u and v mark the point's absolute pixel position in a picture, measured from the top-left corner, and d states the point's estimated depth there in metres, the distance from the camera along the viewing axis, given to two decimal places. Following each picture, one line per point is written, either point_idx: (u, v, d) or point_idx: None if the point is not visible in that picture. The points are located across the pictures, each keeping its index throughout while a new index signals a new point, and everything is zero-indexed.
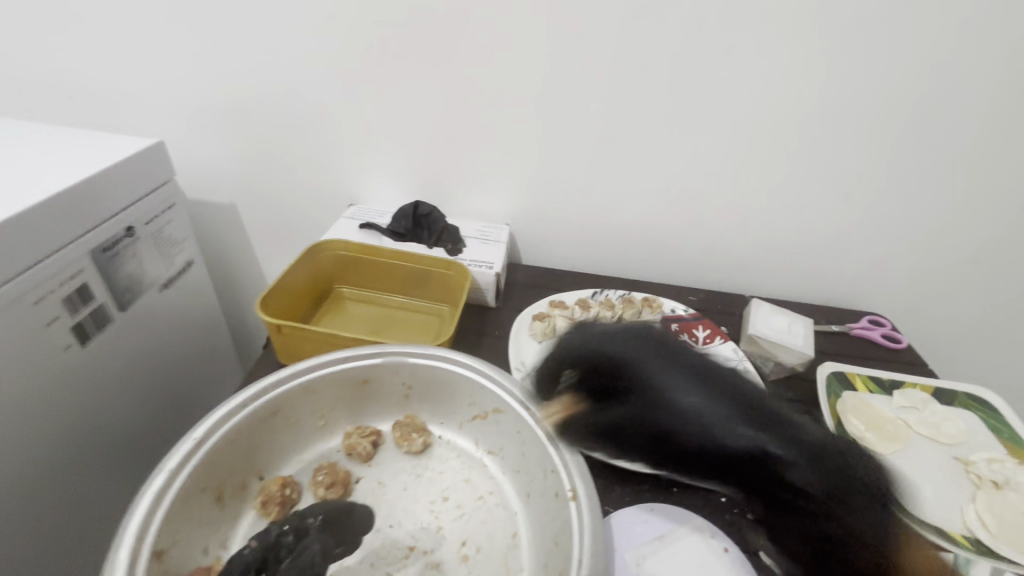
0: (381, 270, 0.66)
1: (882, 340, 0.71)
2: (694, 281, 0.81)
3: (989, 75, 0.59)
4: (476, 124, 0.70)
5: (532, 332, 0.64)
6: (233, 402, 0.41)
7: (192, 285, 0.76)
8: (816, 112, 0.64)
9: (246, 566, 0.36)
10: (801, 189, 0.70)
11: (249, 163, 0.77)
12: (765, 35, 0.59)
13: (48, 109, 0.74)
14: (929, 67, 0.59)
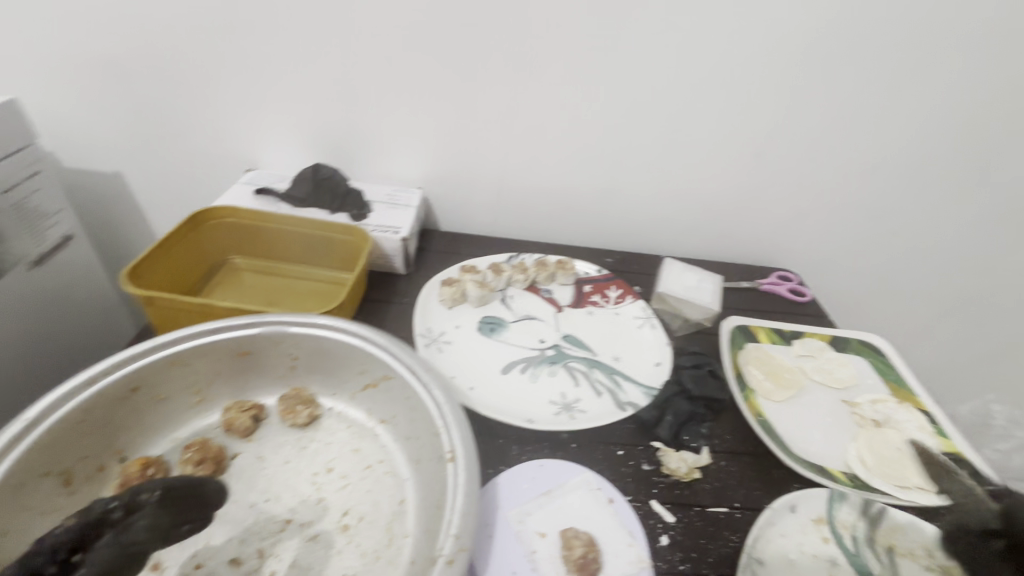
0: (278, 238, 0.62)
1: (788, 294, 0.74)
2: (612, 243, 0.81)
3: (886, 32, 0.60)
4: (378, 83, 0.66)
5: (441, 298, 0.62)
6: (79, 379, 0.37)
7: (73, 262, 0.70)
8: (722, 68, 0.63)
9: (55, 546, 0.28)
10: (712, 147, 0.70)
11: (131, 126, 0.70)
12: None
13: None
14: (830, 23, 0.59)
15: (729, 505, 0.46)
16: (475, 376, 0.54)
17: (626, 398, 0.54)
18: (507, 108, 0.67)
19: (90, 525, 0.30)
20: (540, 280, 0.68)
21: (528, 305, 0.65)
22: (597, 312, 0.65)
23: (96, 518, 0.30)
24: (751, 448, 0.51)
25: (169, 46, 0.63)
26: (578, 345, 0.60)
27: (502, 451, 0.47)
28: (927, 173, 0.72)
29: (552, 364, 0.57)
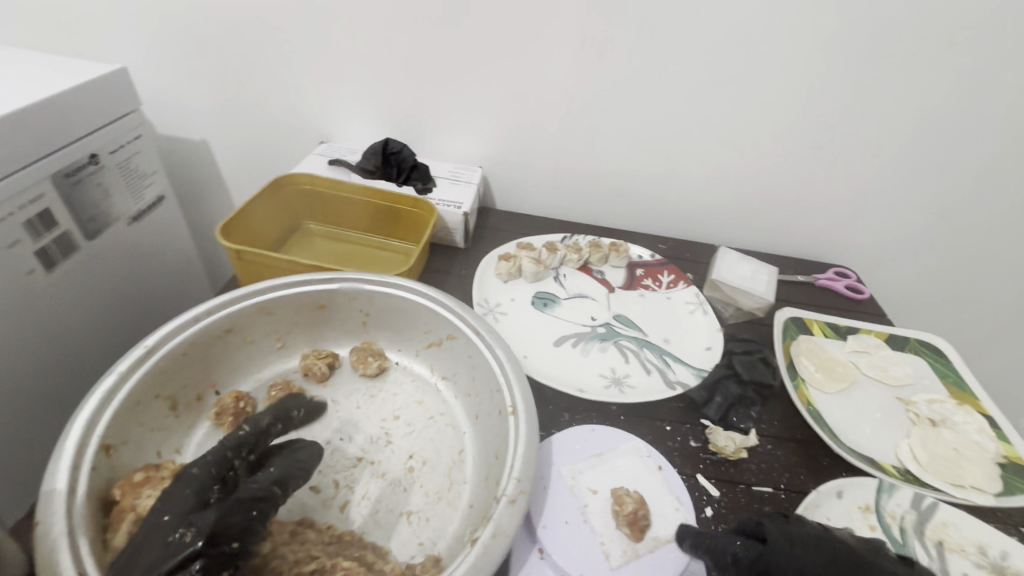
0: (350, 206, 0.66)
1: (845, 291, 0.73)
2: (664, 230, 0.81)
3: (971, 23, 0.58)
4: (447, 62, 0.68)
5: (498, 272, 0.64)
6: (187, 316, 0.42)
7: (163, 220, 0.76)
8: (792, 56, 0.62)
9: (238, 444, 0.35)
10: (776, 137, 0.69)
11: (218, 98, 0.75)
12: None
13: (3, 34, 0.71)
14: (910, 13, 0.58)
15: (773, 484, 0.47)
16: (529, 345, 0.57)
17: (675, 377, 0.55)
18: (570, 90, 0.68)
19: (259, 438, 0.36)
20: (593, 261, 0.69)
21: (580, 284, 0.66)
22: (648, 295, 0.67)
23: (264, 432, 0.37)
24: (800, 435, 0.52)
25: (257, 22, 0.67)
26: (628, 325, 0.61)
27: (554, 416, 0.49)
28: (1007, 175, 0.69)
29: (602, 340, 0.59)
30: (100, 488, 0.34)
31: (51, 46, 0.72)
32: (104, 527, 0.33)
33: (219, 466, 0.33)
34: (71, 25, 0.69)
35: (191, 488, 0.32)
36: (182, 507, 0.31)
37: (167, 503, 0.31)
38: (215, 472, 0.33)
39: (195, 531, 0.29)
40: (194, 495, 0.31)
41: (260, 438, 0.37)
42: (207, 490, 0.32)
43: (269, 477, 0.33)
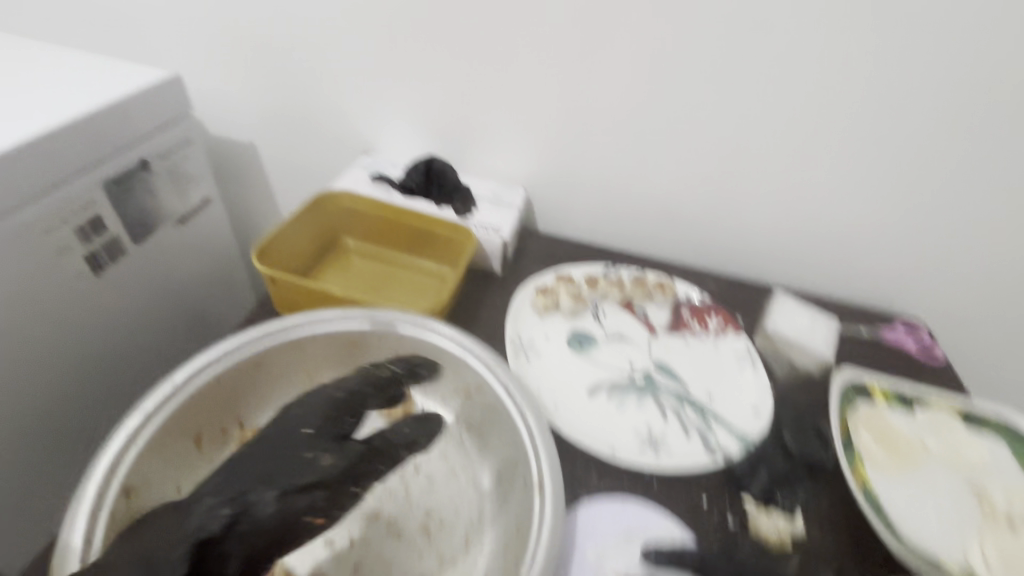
0: (388, 226, 0.65)
1: (916, 351, 0.66)
2: (716, 267, 0.76)
3: None
4: (498, 78, 0.65)
5: (534, 305, 0.61)
6: (216, 352, 0.42)
7: (210, 223, 0.77)
8: (878, 88, 0.56)
9: (371, 381, 0.43)
10: (852, 176, 0.63)
11: (266, 102, 0.75)
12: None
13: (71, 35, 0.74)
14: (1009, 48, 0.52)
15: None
16: (561, 392, 0.54)
17: (716, 441, 0.51)
18: (624, 113, 0.64)
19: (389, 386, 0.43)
20: (636, 299, 0.65)
21: (621, 324, 0.63)
22: (694, 342, 0.62)
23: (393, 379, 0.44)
24: (852, 520, 0.47)
25: (311, 28, 0.67)
26: (670, 376, 0.57)
27: (581, 478, 0.47)
28: None
29: (640, 392, 0.55)
30: None
31: (117, 45, 0.74)
32: None
33: (346, 409, 0.40)
34: (137, 25, 0.71)
35: (322, 422, 0.39)
36: (316, 423, 0.38)
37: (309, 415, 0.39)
38: (341, 413, 0.40)
39: (331, 462, 0.36)
40: (326, 428, 0.38)
41: (395, 383, 0.44)
42: (341, 417, 0.40)
43: (400, 437, 0.41)
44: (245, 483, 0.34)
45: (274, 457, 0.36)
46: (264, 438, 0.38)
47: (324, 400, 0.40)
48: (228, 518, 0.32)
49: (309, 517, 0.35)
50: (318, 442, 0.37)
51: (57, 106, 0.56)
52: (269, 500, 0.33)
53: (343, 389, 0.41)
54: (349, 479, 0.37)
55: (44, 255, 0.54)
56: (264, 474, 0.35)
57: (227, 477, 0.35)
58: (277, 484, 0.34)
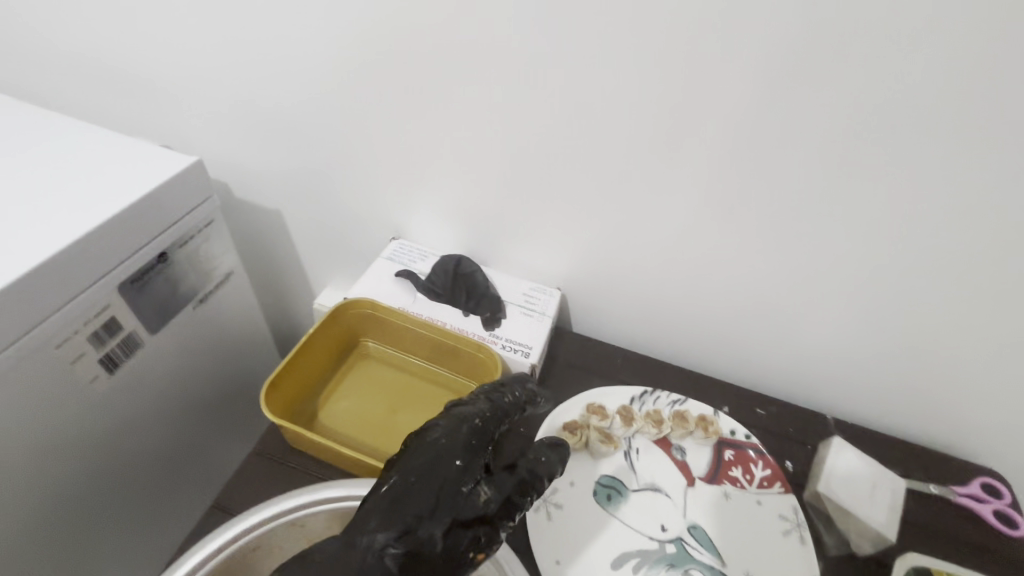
0: (410, 335, 0.60)
1: (994, 521, 0.57)
2: (767, 385, 0.69)
3: None
4: (538, 180, 0.60)
5: (560, 443, 0.56)
6: (210, 547, 0.38)
7: (232, 297, 0.74)
8: (978, 240, 0.48)
9: (497, 411, 0.44)
10: (935, 323, 0.55)
11: (294, 175, 0.72)
12: (911, 143, 0.45)
13: (105, 99, 0.73)
14: None
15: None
16: (583, 561, 0.50)
17: None
18: (675, 230, 0.58)
19: (508, 411, 0.45)
20: (673, 434, 0.59)
21: (654, 468, 0.57)
22: (735, 497, 0.56)
23: (512, 406, 0.46)
24: None
25: (343, 112, 0.63)
26: (705, 545, 0.52)
27: None
28: None
29: (671, 567, 0.50)
30: None
31: (151, 112, 0.72)
32: None
33: (482, 439, 0.42)
34: (169, 95, 0.69)
35: (467, 453, 0.41)
36: (461, 450, 0.41)
37: (453, 447, 0.41)
38: (483, 444, 0.42)
39: (487, 496, 0.39)
40: (473, 461, 0.40)
41: (514, 408, 0.46)
42: (475, 449, 0.42)
43: (542, 467, 0.42)
44: (410, 514, 0.37)
45: (429, 489, 0.39)
46: (415, 466, 0.40)
47: (464, 433, 0.42)
48: (404, 551, 0.36)
49: (472, 555, 0.38)
50: (471, 476, 0.40)
51: (78, 210, 0.53)
52: (439, 538, 0.37)
53: (478, 417, 0.43)
54: (501, 513, 0.40)
55: (55, 369, 0.52)
56: (426, 508, 0.38)
57: (391, 502, 0.38)
58: (441, 518, 0.38)
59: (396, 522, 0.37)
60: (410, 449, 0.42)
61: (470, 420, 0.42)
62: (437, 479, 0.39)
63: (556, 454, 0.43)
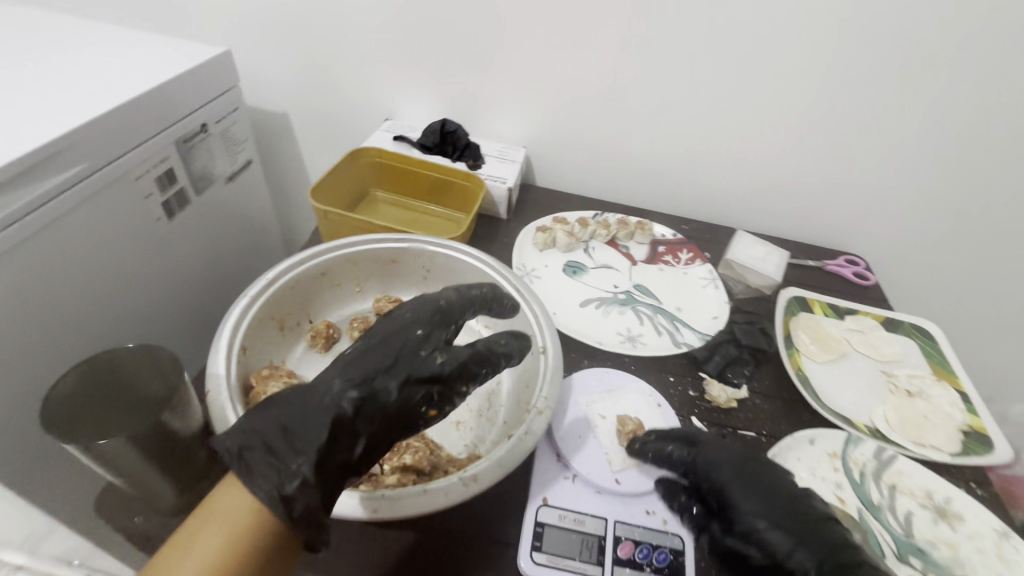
0: (412, 178, 0.77)
1: (851, 277, 0.79)
2: (684, 211, 0.90)
3: (974, 33, 0.64)
4: (504, 52, 0.77)
5: (535, 242, 0.74)
6: (294, 259, 0.54)
7: (249, 182, 0.89)
8: (813, 56, 0.69)
9: (463, 296, 0.46)
10: (799, 131, 0.77)
11: (298, 77, 0.86)
12: None
13: (118, 18, 0.83)
14: (913, 24, 0.64)
15: (792, 514, 0.42)
16: (558, 304, 0.67)
17: (682, 339, 0.64)
18: (607, 82, 0.77)
19: (477, 300, 0.47)
20: (620, 237, 0.78)
21: (607, 257, 0.76)
22: (666, 270, 0.75)
23: (481, 297, 0.47)
24: (786, 394, 0.60)
25: (340, 9, 0.77)
26: (646, 294, 0.71)
27: (575, 361, 0.60)
28: (1019, 174, 0.75)
29: (622, 305, 0.68)
30: (242, 377, 0.46)
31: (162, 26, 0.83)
32: (245, 402, 0.45)
33: (446, 313, 0.43)
34: (181, 11, 0.80)
35: (430, 325, 0.42)
36: (425, 320, 0.42)
37: (418, 319, 0.42)
38: (446, 320, 0.43)
39: (443, 360, 0.41)
40: (434, 333, 0.42)
41: (481, 299, 0.47)
42: (441, 321, 0.43)
43: (501, 347, 0.44)
44: (371, 368, 0.39)
45: (389, 348, 0.40)
46: (379, 335, 0.41)
47: (429, 308, 0.43)
48: (356, 401, 0.38)
49: (424, 409, 0.40)
50: (429, 343, 0.41)
51: (140, 77, 0.66)
52: (393, 390, 0.39)
53: (445, 299, 0.44)
54: (456, 379, 0.41)
55: (135, 199, 0.65)
56: (383, 363, 0.40)
57: (351, 361, 0.40)
58: (398, 372, 0.39)
59: (352, 382, 0.38)
60: (377, 322, 0.42)
61: (436, 298, 0.44)
62: (399, 346, 0.40)
63: (515, 340, 0.45)
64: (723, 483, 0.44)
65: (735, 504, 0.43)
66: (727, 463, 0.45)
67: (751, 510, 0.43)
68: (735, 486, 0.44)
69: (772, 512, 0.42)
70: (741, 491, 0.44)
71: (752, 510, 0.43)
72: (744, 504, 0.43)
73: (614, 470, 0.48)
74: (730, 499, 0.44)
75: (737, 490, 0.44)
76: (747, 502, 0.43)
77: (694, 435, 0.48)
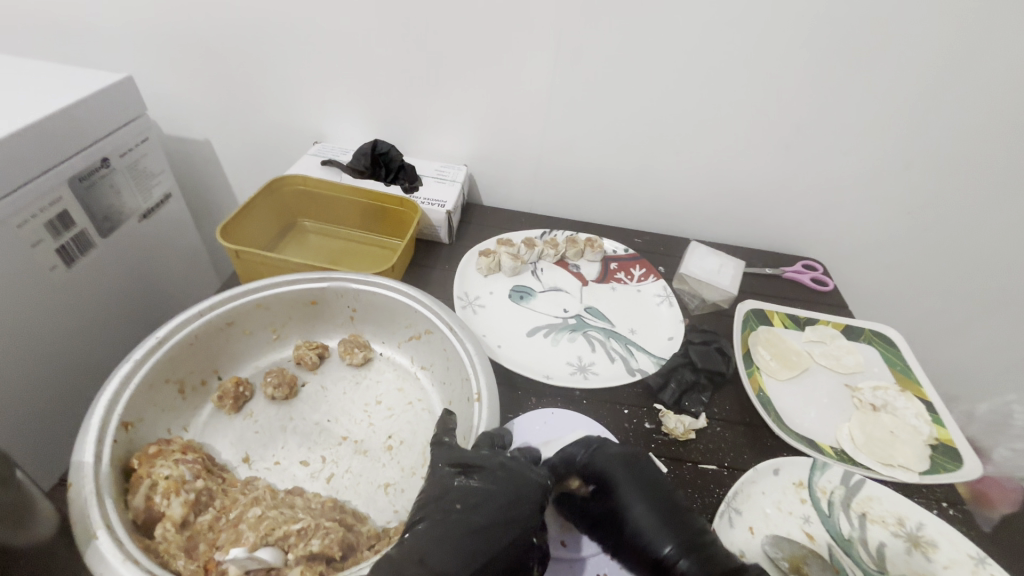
0: (342, 205, 0.71)
1: (810, 283, 0.77)
2: (638, 223, 0.87)
3: (911, 30, 0.62)
4: (438, 66, 0.72)
5: (478, 267, 0.69)
6: (192, 312, 0.48)
7: (169, 217, 0.81)
8: (753, 59, 0.66)
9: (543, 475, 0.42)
10: (750, 136, 0.74)
11: (217, 101, 0.80)
12: None
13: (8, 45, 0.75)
14: (851, 23, 0.62)
15: (673, 512, 0.42)
16: (503, 336, 0.62)
17: (636, 365, 0.60)
18: (546, 94, 0.73)
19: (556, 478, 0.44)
20: (569, 256, 0.74)
21: (556, 278, 0.72)
22: (619, 288, 0.71)
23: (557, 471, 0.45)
24: (748, 419, 0.56)
25: (254, 28, 0.71)
26: (598, 317, 0.66)
27: (521, 401, 0.55)
28: (970, 170, 0.73)
29: (572, 331, 0.64)
30: (122, 458, 0.40)
31: (61, 51, 0.75)
32: (125, 489, 0.38)
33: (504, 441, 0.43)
34: (79, 35, 0.73)
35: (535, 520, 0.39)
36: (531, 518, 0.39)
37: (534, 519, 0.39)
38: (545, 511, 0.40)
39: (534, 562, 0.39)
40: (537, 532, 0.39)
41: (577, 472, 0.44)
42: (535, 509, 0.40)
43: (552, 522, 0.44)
44: (510, 514, 0.37)
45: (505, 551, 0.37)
46: (484, 486, 0.39)
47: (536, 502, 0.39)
48: None
49: None
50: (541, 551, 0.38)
51: (21, 109, 0.58)
52: None
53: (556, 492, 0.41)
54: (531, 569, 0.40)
55: (20, 249, 0.57)
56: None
57: (477, 513, 0.37)
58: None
59: (500, 527, 0.37)
60: (471, 475, 0.39)
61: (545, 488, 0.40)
62: (530, 493, 0.39)
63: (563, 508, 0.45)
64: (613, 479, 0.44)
65: (621, 498, 0.43)
66: (616, 461, 0.45)
67: (635, 506, 0.42)
68: (627, 487, 0.43)
69: (654, 510, 0.42)
70: (634, 491, 0.43)
71: (631, 503, 0.42)
72: (633, 503, 0.42)
73: (558, 535, 0.45)
74: (616, 494, 0.43)
75: (631, 489, 0.43)
76: (631, 498, 0.43)
77: (590, 437, 0.48)
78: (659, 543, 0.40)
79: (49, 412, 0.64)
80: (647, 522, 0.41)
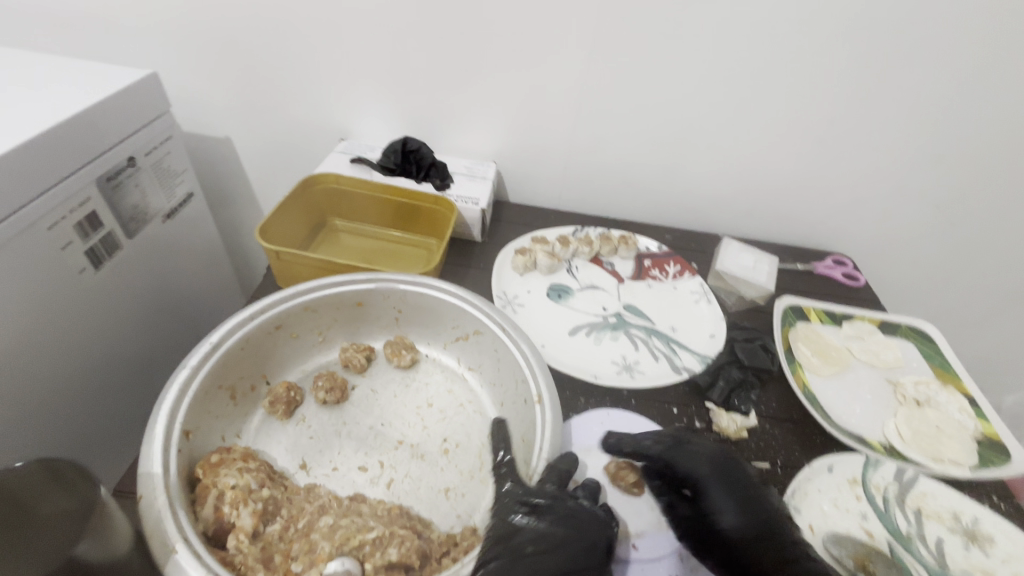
0: (374, 203, 0.70)
1: (842, 279, 0.77)
2: (665, 220, 0.87)
3: (952, 25, 0.62)
4: (470, 62, 0.71)
5: (514, 265, 0.69)
6: (242, 315, 0.46)
7: (191, 217, 0.80)
8: (791, 54, 0.66)
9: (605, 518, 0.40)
10: (784, 132, 0.74)
11: (240, 98, 0.78)
12: None
13: (22, 40, 0.73)
14: (892, 18, 0.62)
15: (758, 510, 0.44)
16: (546, 335, 0.61)
17: (681, 363, 0.60)
18: (579, 91, 0.72)
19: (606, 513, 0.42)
20: (603, 253, 0.74)
21: (591, 276, 0.71)
22: (655, 285, 0.71)
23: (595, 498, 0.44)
24: (796, 415, 0.56)
25: (280, 23, 0.69)
26: (638, 315, 0.66)
27: (571, 401, 0.54)
28: (1001, 166, 0.74)
29: (613, 330, 0.63)
30: (185, 468, 0.39)
31: (78, 46, 0.73)
32: (191, 500, 0.37)
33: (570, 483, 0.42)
34: (98, 29, 0.71)
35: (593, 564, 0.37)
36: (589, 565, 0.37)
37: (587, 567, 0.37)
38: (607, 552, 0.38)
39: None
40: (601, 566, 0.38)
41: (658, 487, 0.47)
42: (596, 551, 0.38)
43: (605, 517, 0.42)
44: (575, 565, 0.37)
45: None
46: (553, 529, 0.38)
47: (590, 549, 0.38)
48: None
49: None
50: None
51: (47, 106, 0.56)
52: None
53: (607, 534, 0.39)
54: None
55: (50, 251, 0.55)
56: None
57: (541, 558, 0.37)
58: None
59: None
60: (536, 514, 0.39)
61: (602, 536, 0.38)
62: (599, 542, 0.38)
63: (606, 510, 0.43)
64: (701, 474, 0.46)
65: (709, 497, 0.45)
66: (703, 461, 0.47)
67: (721, 506, 0.45)
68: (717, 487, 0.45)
69: (740, 510, 0.44)
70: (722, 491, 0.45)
71: (721, 503, 0.45)
72: (722, 501, 0.45)
73: (631, 536, 0.44)
74: (703, 493, 0.45)
75: (721, 488, 0.45)
76: (718, 497, 0.45)
77: (678, 434, 0.48)
78: (745, 539, 0.43)
79: (79, 417, 0.63)
80: (732, 520, 0.44)
